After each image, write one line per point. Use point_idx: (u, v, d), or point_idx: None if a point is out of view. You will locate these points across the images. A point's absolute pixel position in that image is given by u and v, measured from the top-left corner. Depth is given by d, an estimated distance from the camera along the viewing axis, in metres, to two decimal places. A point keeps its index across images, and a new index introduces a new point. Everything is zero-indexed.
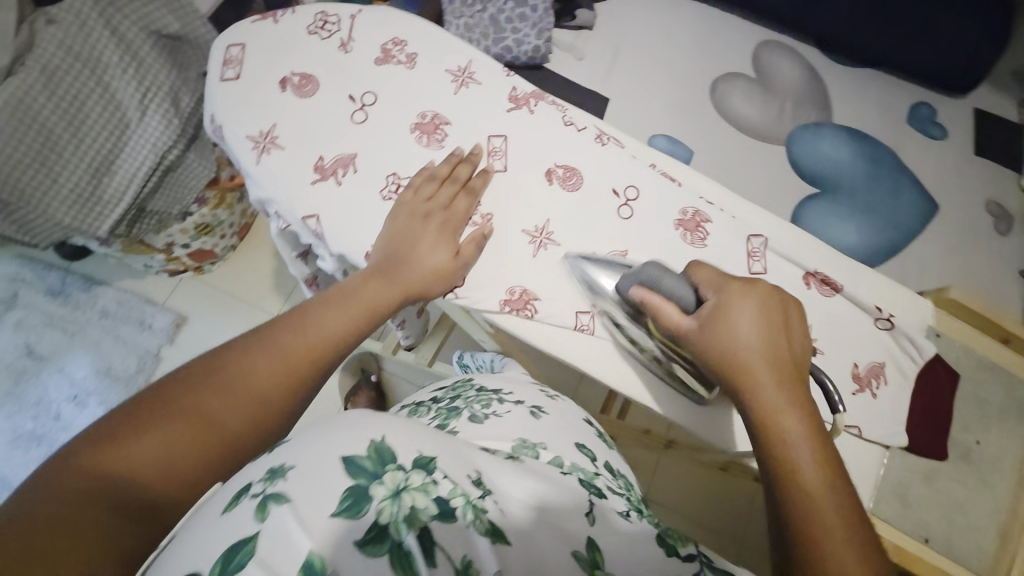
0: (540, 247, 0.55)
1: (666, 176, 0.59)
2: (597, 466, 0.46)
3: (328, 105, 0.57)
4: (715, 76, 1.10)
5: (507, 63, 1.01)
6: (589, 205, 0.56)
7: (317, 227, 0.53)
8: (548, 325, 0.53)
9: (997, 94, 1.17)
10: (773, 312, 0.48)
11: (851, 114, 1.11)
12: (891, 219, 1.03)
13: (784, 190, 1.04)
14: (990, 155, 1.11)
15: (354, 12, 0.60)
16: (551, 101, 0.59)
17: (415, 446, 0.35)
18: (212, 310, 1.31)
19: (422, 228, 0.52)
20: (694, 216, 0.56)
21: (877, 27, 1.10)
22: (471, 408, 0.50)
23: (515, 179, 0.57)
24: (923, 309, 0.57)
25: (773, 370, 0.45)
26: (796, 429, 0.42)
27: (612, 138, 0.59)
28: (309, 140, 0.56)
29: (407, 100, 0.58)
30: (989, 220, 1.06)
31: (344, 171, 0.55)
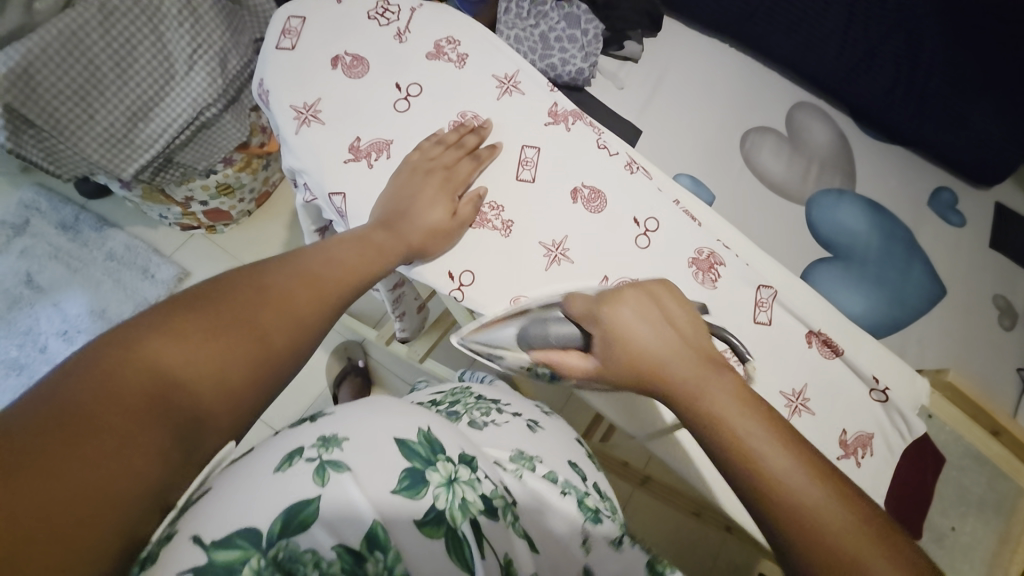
0: (553, 262, 0.56)
1: (688, 214, 0.59)
2: (587, 485, 0.49)
3: (374, 89, 0.58)
4: (748, 128, 1.12)
5: (550, 80, 1.03)
6: (609, 229, 0.57)
7: (341, 205, 0.55)
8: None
9: (1020, 192, 1.19)
10: (646, 312, 0.47)
11: (875, 187, 1.12)
12: (899, 295, 1.03)
13: (797, 250, 1.05)
14: (1005, 249, 1.13)
15: (415, 6, 0.62)
16: (588, 122, 0.60)
17: (457, 443, 0.42)
18: (215, 269, 1.31)
19: (423, 191, 0.53)
20: (708, 257, 0.57)
21: (913, 108, 1.12)
22: (471, 414, 0.51)
23: (542, 192, 0.57)
24: (920, 387, 0.58)
25: (680, 355, 0.44)
26: (727, 404, 0.40)
27: (641, 167, 0.60)
28: (349, 119, 0.57)
29: (452, 98, 0.59)
30: (995, 313, 1.07)
31: (377, 154, 0.56)
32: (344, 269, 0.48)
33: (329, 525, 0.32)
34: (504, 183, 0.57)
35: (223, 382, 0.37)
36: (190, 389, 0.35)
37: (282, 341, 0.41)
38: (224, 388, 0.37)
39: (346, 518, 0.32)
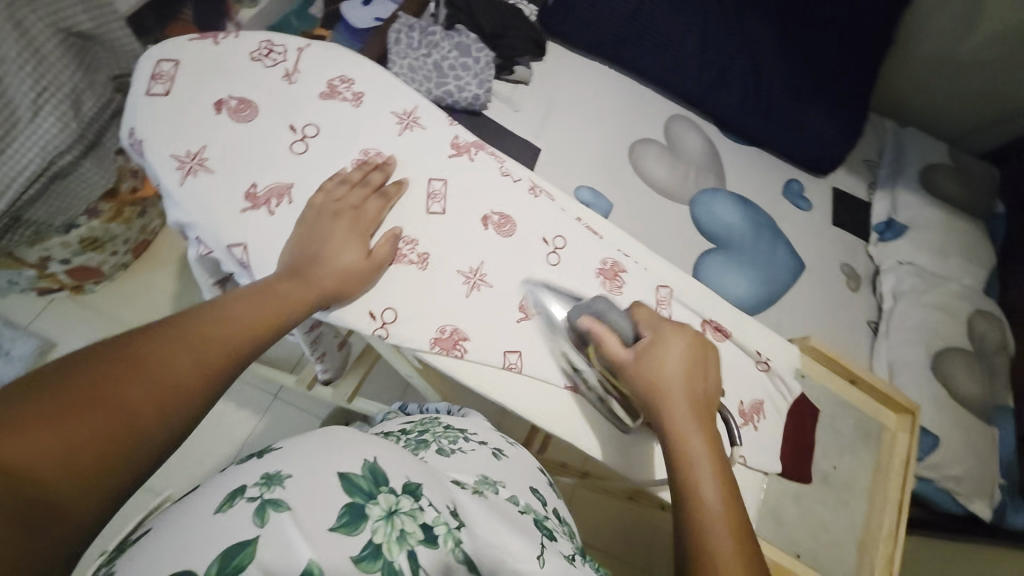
0: (473, 287, 0.57)
1: (590, 230, 0.65)
2: (547, 509, 0.49)
3: (266, 133, 0.56)
4: (633, 140, 1.25)
5: (446, 106, 1.06)
6: (521, 250, 0.60)
7: (243, 256, 0.51)
8: (478, 363, 0.55)
9: (850, 176, 1.44)
10: (697, 354, 0.54)
11: (741, 184, 1.30)
12: (770, 274, 1.20)
13: (687, 245, 1.18)
14: (843, 225, 1.36)
15: (302, 45, 0.61)
16: (489, 152, 0.63)
17: (404, 472, 0.40)
18: (91, 335, 1.14)
19: (334, 234, 0.52)
20: (612, 267, 0.63)
21: (760, 115, 1.32)
22: (439, 442, 0.51)
23: (453, 222, 0.59)
24: (793, 354, 0.68)
25: (691, 403, 0.50)
26: (702, 463, 0.47)
27: (543, 191, 0.64)
28: (241, 165, 0.54)
29: (351, 137, 0.59)
30: (843, 278, 1.28)
31: (278, 201, 0.54)
32: (235, 327, 0.45)
33: (263, 564, 0.32)
34: (415, 217, 0.58)
35: (81, 465, 0.34)
36: (40, 478, 0.32)
37: (154, 416, 0.38)
38: (84, 470, 0.34)
39: (282, 555, 0.33)
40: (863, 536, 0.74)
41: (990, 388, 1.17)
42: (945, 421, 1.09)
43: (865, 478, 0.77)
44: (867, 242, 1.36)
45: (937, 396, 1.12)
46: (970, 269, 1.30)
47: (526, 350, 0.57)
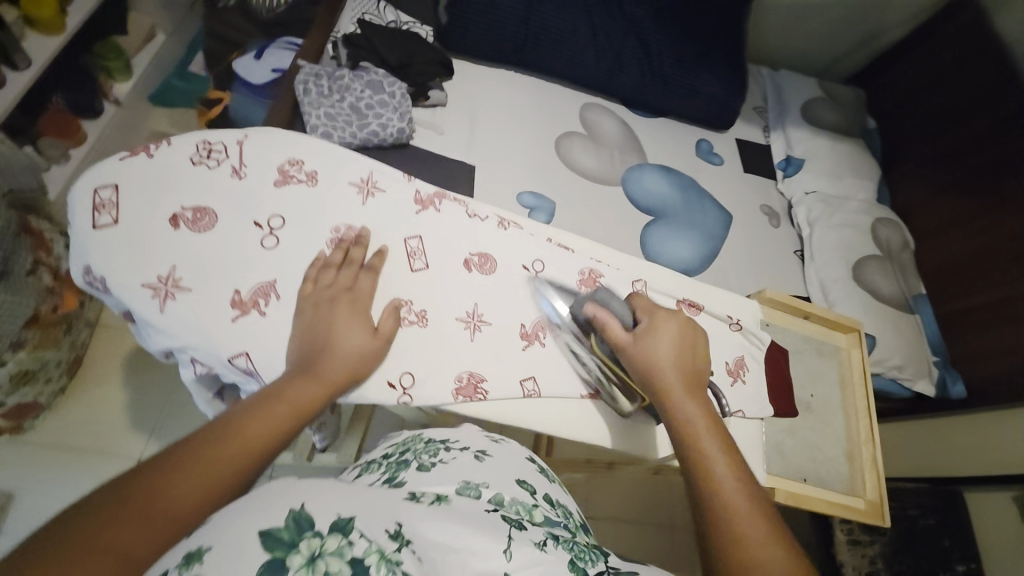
0: (474, 329, 0.64)
1: (561, 246, 0.73)
2: (534, 498, 0.58)
3: (232, 235, 0.60)
4: (556, 137, 1.30)
5: (374, 145, 1.05)
6: (503, 282, 0.68)
7: (247, 364, 0.56)
8: (499, 398, 0.62)
9: (747, 125, 1.59)
10: (686, 338, 0.61)
11: (659, 155, 1.41)
12: (706, 231, 1.32)
13: (629, 223, 1.27)
14: (753, 171, 1.51)
15: (240, 139, 0.65)
16: (452, 199, 0.70)
17: (333, 509, 0.39)
18: (49, 473, 1.03)
19: (337, 320, 0.56)
20: (590, 274, 0.71)
21: (661, 87, 1.42)
22: (419, 459, 0.60)
23: (438, 274, 0.66)
24: (754, 306, 0.77)
25: (687, 386, 0.57)
26: (712, 446, 0.52)
27: (510, 222, 0.72)
28: (216, 274, 0.58)
29: (315, 218, 0.64)
30: (766, 218, 1.43)
31: (265, 299, 0.58)
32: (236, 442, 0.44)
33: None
34: (406, 280, 0.64)
35: None
36: None
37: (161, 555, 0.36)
38: None
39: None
40: (851, 445, 0.84)
41: (904, 283, 1.36)
42: (876, 321, 1.26)
43: (838, 396, 0.86)
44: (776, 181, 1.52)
45: (865, 301, 1.29)
46: (861, 184, 1.50)
47: (539, 375, 0.65)
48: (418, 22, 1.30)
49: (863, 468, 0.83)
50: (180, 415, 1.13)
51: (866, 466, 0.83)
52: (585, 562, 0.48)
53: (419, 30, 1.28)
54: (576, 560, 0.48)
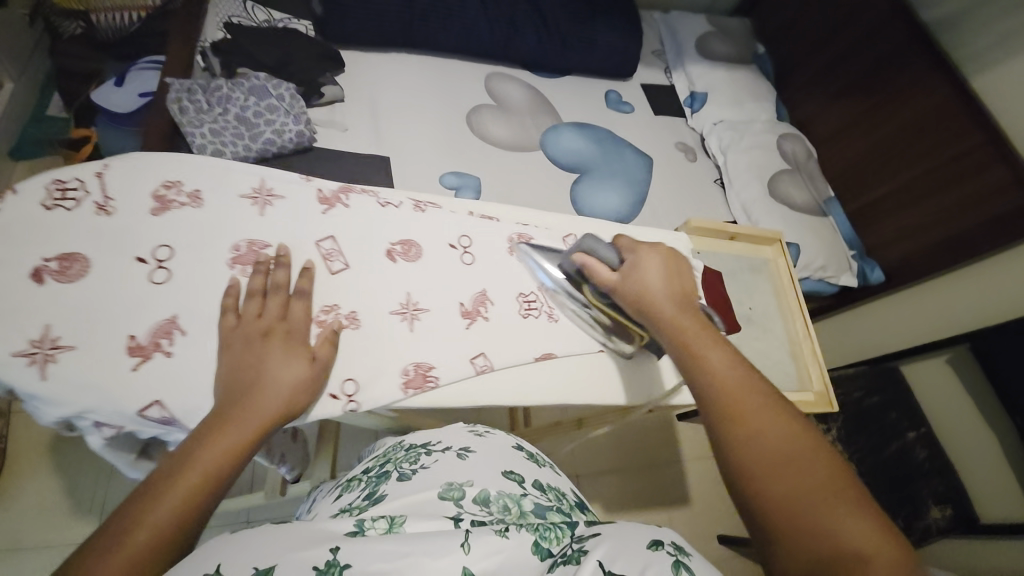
0: (412, 320, 0.64)
1: (485, 217, 0.75)
2: (525, 487, 0.63)
3: (115, 278, 0.55)
4: (467, 113, 1.27)
5: (273, 155, 0.98)
6: (434, 264, 0.68)
7: (163, 413, 0.52)
8: (451, 383, 0.63)
9: (650, 69, 1.63)
10: (670, 264, 0.65)
11: (572, 112, 1.42)
12: (632, 177, 1.36)
13: (557, 184, 1.28)
14: (663, 112, 1.56)
15: (99, 169, 0.58)
16: (359, 190, 0.68)
17: (252, 562, 0.40)
18: None
19: (269, 356, 0.53)
20: (520, 240, 0.75)
21: (560, 46, 1.42)
22: (400, 468, 0.65)
23: (361, 270, 0.64)
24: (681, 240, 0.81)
25: (672, 302, 0.60)
26: (702, 345, 0.55)
27: (428, 204, 0.72)
28: (108, 323, 0.53)
29: (211, 240, 0.59)
30: (682, 154, 1.48)
31: (169, 338, 0.55)
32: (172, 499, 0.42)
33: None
34: (326, 286, 0.62)
35: None
36: None
37: None
38: None
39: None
40: (795, 346, 0.89)
41: (816, 190, 1.46)
42: (797, 228, 1.35)
43: (774, 305, 0.91)
44: (685, 118, 1.57)
45: (784, 213, 1.38)
46: (761, 106, 1.58)
47: (488, 350, 0.66)
48: (294, 18, 1.21)
49: (808, 364, 0.88)
50: None
51: (811, 362, 0.88)
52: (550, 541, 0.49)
53: (297, 26, 1.20)
54: (539, 540, 0.49)
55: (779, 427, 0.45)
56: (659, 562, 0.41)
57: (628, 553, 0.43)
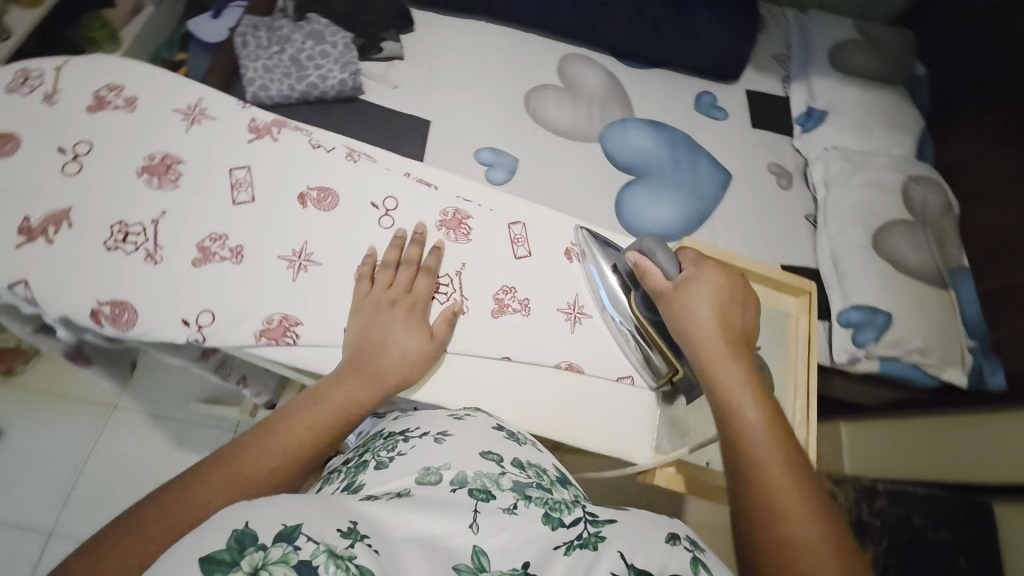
0: (299, 270, 0.59)
1: (422, 182, 0.68)
2: (503, 465, 0.49)
3: (32, 161, 0.57)
4: (528, 90, 1.20)
5: (316, 99, 1.02)
6: (347, 217, 0.63)
7: (26, 292, 0.52)
8: (312, 346, 0.57)
9: (762, 74, 1.40)
10: (726, 292, 0.59)
11: (650, 108, 1.27)
12: (697, 191, 1.18)
13: (606, 182, 1.15)
14: (764, 126, 1.33)
15: (59, 65, 0.63)
16: (293, 126, 0.66)
17: (279, 518, 0.35)
18: (34, 415, 1.09)
19: (395, 323, 0.57)
20: (455, 216, 0.68)
21: (652, 34, 1.27)
22: (377, 457, 0.52)
23: (264, 205, 0.61)
24: None
25: (726, 338, 0.56)
26: (744, 400, 0.52)
27: (362, 154, 0.67)
28: (14, 200, 0.55)
29: (133, 145, 0.60)
30: (772, 178, 1.25)
31: (55, 227, 0.54)
32: (272, 446, 0.47)
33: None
34: (222, 213, 0.59)
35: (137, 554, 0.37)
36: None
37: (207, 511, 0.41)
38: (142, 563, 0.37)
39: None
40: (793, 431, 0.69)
41: (938, 253, 1.15)
42: (893, 294, 1.07)
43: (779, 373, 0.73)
44: (791, 137, 1.32)
45: (882, 271, 1.09)
46: (896, 138, 1.27)
47: None
48: None
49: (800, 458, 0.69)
50: (145, 364, 1.17)
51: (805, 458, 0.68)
52: (561, 512, 0.45)
53: None
54: (551, 511, 0.45)
55: (799, 501, 0.46)
56: (678, 559, 0.41)
57: (649, 546, 0.42)
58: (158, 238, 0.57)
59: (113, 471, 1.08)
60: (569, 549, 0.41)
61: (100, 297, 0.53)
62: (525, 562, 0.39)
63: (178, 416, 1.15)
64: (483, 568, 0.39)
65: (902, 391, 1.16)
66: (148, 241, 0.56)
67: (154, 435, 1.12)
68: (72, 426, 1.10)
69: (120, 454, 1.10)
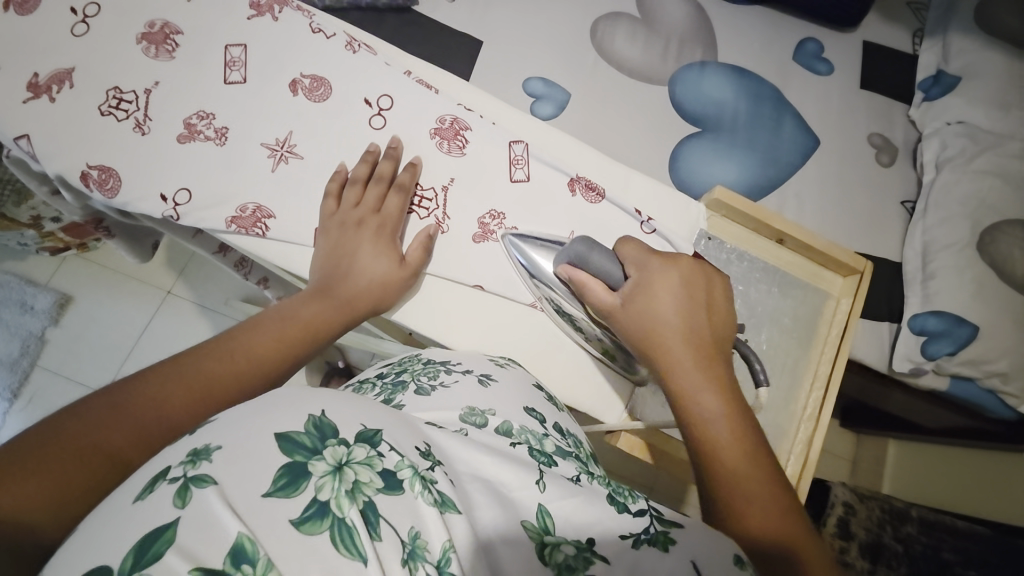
0: (279, 161, 0.59)
1: (423, 83, 0.64)
2: (545, 427, 0.48)
3: (52, 21, 0.59)
4: (596, 16, 1.07)
5: (367, 5, 0.98)
6: (342, 112, 0.62)
7: (28, 147, 0.55)
8: (281, 241, 0.57)
9: (887, 23, 1.15)
10: (692, 288, 0.55)
11: (736, 51, 1.09)
12: (771, 154, 1.02)
13: (666, 131, 1.03)
14: (876, 87, 1.10)
15: None
16: (295, 8, 0.64)
17: (358, 420, 0.35)
18: (103, 288, 1.23)
19: (361, 245, 0.56)
20: (453, 125, 0.63)
21: None
22: (417, 381, 0.50)
23: (256, 87, 0.61)
24: (694, 216, 0.66)
25: (689, 336, 0.52)
26: (711, 399, 0.49)
27: (363, 45, 0.64)
28: (35, 57, 0.57)
29: (135, 10, 0.60)
30: (870, 151, 1.06)
31: (58, 87, 0.57)
32: (268, 340, 0.49)
33: (188, 552, 0.27)
34: (213, 91, 0.59)
35: (116, 425, 0.38)
36: (106, 439, 0.37)
37: (183, 406, 0.41)
38: (126, 437, 0.37)
39: (203, 536, 0.27)
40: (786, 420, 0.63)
41: None
42: (987, 305, 0.89)
43: (788, 359, 0.64)
44: (908, 106, 1.09)
45: (980, 278, 0.91)
46: None
47: None
48: None
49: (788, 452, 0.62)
50: (195, 261, 1.26)
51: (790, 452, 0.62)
52: (626, 498, 0.40)
53: None
54: (614, 495, 0.40)
55: (767, 504, 0.42)
56: None
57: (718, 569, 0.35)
58: (149, 108, 0.58)
59: (161, 347, 1.21)
60: (638, 542, 0.37)
61: (88, 161, 0.55)
62: (592, 538, 0.36)
63: (220, 310, 1.24)
64: (547, 531, 0.36)
65: (968, 419, 1.00)
66: (139, 110, 0.58)
67: (197, 321, 1.23)
68: (131, 303, 1.23)
69: (168, 335, 1.22)
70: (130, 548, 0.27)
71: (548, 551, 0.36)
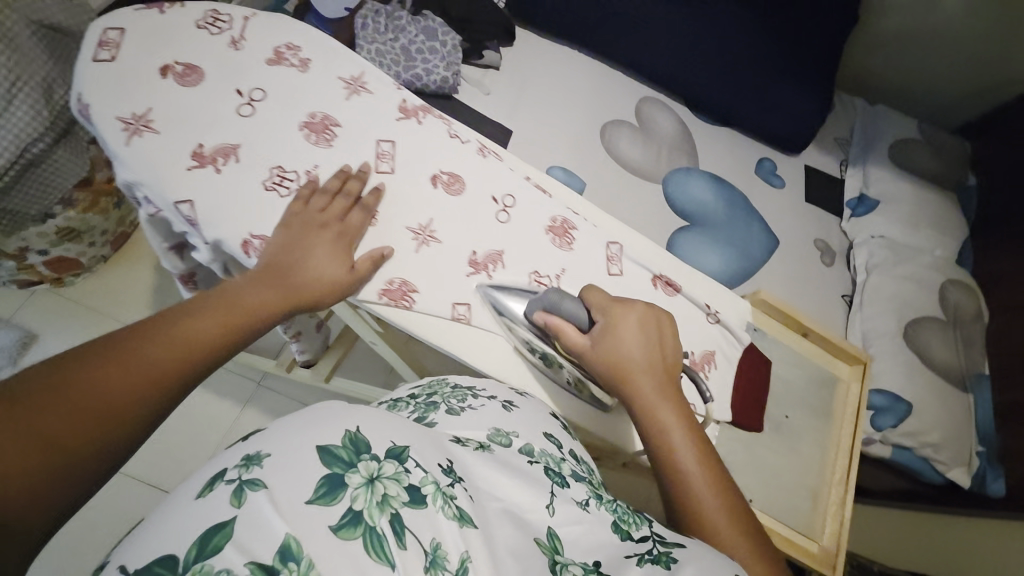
0: (423, 243, 0.66)
1: (539, 188, 0.76)
2: (563, 452, 0.51)
3: (218, 98, 0.65)
4: (604, 122, 1.26)
5: (417, 90, 1.08)
6: (473, 204, 0.70)
7: (190, 213, 0.60)
8: (424, 314, 0.63)
9: (823, 152, 1.44)
10: (650, 327, 0.63)
11: (712, 162, 1.32)
12: (745, 250, 1.22)
13: (662, 223, 1.20)
14: (816, 202, 1.37)
15: (247, 15, 0.72)
16: (437, 116, 0.73)
17: (388, 437, 0.38)
18: (74, 327, 1.13)
19: (317, 245, 0.59)
20: (562, 224, 0.73)
21: (729, 94, 1.32)
22: (448, 403, 0.53)
23: (401, 178, 0.68)
24: (743, 308, 0.78)
25: (651, 368, 0.61)
26: (671, 421, 0.58)
27: (490, 152, 0.75)
28: (183, 125, 0.63)
29: (294, 102, 0.68)
30: (816, 253, 1.29)
31: (225, 159, 0.62)
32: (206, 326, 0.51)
33: None
34: (365, 176, 0.66)
35: (70, 416, 0.41)
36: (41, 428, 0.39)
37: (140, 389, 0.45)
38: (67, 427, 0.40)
39: (256, 534, 0.30)
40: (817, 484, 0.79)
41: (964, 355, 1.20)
42: (917, 386, 1.11)
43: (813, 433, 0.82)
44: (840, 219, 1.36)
45: (909, 362, 1.13)
46: (943, 241, 1.32)
47: (474, 305, 0.65)
48: None
49: (824, 512, 0.77)
50: None
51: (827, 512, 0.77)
52: (630, 526, 0.43)
53: None
54: (619, 521, 0.43)
55: (721, 506, 0.53)
56: None
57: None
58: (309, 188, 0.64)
59: None
60: (642, 561, 0.40)
61: (252, 230, 0.60)
62: (597, 561, 0.39)
63: None
64: (558, 552, 0.39)
65: (909, 483, 1.19)
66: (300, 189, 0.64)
67: None
68: None
69: None
70: (191, 540, 0.30)
71: (559, 568, 0.38)
